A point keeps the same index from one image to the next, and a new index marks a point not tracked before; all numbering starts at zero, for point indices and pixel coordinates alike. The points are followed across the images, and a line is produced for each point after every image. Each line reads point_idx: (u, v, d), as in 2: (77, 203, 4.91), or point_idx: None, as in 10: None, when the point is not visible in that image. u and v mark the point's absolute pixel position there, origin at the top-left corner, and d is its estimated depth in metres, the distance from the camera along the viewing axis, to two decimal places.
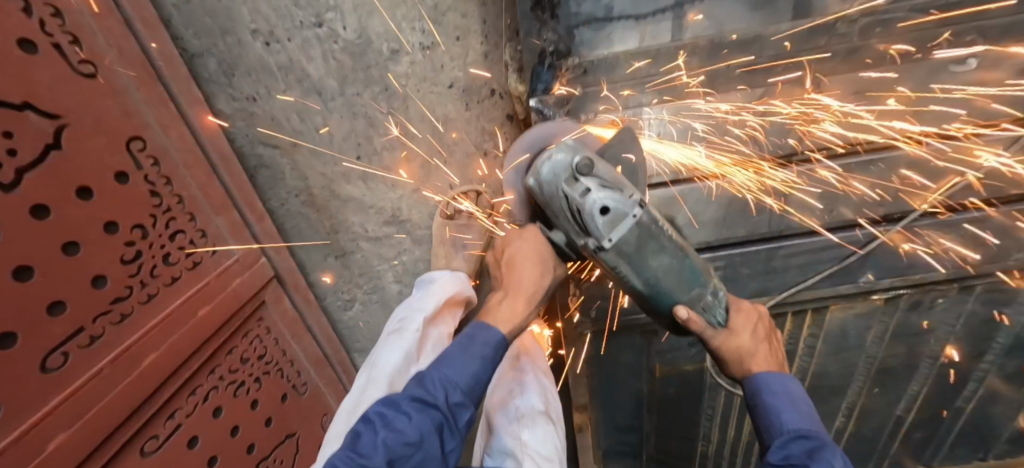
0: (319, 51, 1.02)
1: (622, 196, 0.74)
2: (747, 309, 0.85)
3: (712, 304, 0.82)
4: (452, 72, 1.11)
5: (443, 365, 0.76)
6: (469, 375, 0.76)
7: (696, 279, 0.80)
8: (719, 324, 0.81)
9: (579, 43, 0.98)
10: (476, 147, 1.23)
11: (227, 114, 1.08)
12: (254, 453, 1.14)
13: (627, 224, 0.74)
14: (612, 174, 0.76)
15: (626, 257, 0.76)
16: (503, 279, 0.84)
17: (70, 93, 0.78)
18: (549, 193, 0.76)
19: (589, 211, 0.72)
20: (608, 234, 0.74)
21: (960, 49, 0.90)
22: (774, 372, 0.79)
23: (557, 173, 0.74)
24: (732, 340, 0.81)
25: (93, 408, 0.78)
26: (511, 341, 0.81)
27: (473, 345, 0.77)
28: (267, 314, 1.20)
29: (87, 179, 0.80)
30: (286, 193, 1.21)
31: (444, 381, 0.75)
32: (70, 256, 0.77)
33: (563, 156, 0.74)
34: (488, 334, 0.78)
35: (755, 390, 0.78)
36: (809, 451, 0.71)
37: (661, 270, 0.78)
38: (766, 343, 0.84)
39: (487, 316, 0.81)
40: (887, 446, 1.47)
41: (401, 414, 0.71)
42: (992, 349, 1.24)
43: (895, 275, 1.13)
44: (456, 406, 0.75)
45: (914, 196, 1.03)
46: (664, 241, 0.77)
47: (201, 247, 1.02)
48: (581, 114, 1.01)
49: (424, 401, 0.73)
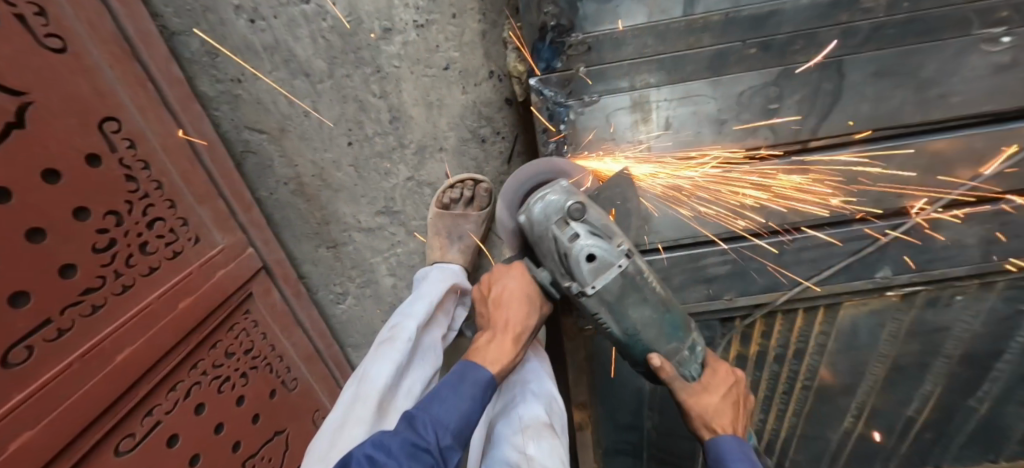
0: (307, 30, 0.96)
1: (609, 245, 0.75)
2: (721, 371, 0.90)
3: (688, 359, 0.86)
4: (447, 53, 1.02)
5: (434, 406, 0.78)
6: (458, 415, 0.78)
7: (675, 332, 0.83)
8: (691, 378, 0.86)
9: (583, 17, 0.88)
10: (471, 133, 1.13)
11: (212, 97, 1.04)
12: (240, 451, 1.09)
13: (612, 274, 0.75)
14: (602, 221, 0.77)
15: (608, 304, 0.78)
16: (490, 316, 0.87)
17: (34, 68, 0.72)
18: (539, 233, 0.77)
19: (576, 257, 0.75)
20: (592, 281, 0.75)
21: (993, 27, 0.84)
22: (735, 438, 0.86)
23: (548, 215, 0.76)
24: (702, 396, 0.85)
25: (61, 406, 0.73)
26: (499, 380, 0.85)
27: (461, 386, 0.80)
28: (254, 307, 1.15)
29: (54, 161, 0.75)
30: (275, 181, 1.17)
31: (435, 423, 0.77)
32: (36, 243, 0.72)
33: (556, 199, 0.76)
34: (478, 373, 0.82)
35: (718, 454, 0.84)
36: None
37: (641, 321, 0.79)
38: (734, 407, 0.88)
39: (476, 357, 0.84)
40: (897, 447, 1.42)
41: (394, 459, 0.70)
42: (1010, 348, 1.19)
43: (914, 270, 1.07)
44: (447, 449, 0.76)
45: (924, 193, 0.99)
46: (647, 292, 0.79)
47: (183, 235, 0.97)
48: (583, 95, 0.96)
49: (416, 444, 0.73)
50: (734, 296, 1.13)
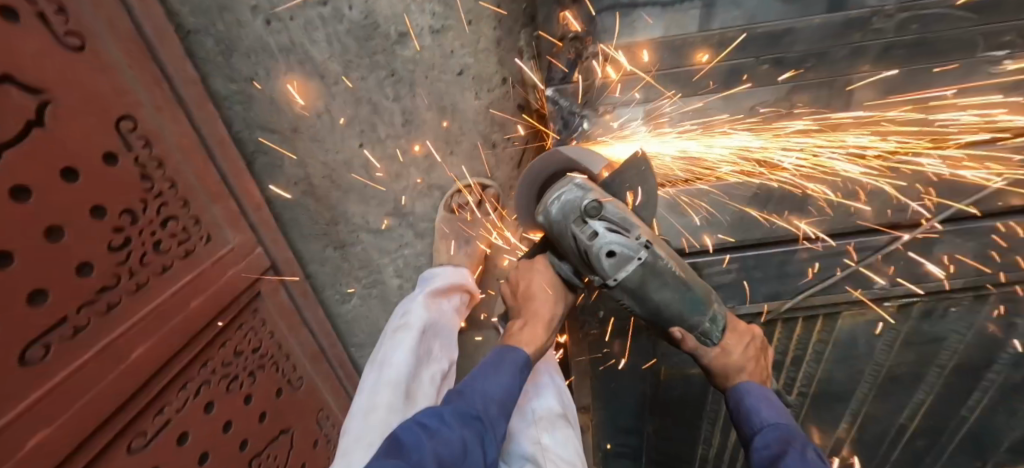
0: (323, 33, 0.97)
1: (628, 239, 0.76)
2: (741, 329, 0.89)
3: (711, 329, 0.84)
4: (462, 59, 1.03)
5: (479, 380, 0.78)
6: (503, 386, 0.78)
7: (699, 308, 0.82)
8: (712, 345, 0.85)
9: (602, 30, 0.94)
10: (483, 138, 1.15)
11: (225, 96, 1.04)
12: (247, 450, 1.09)
13: (633, 266, 0.76)
14: (621, 214, 0.77)
15: (631, 292, 0.80)
16: (520, 308, 0.88)
17: (54, 67, 0.72)
18: (559, 231, 0.79)
19: (596, 254, 0.76)
20: (614, 274, 0.77)
21: (996, 50, 0.89)
22: (756, 383, 0.86)
23: (566, 214, 0.76)
24: (722, 358, 0.86)
25: (73, 407, 0.73)
26: (534, 362, 0.85)
27: (504, 363, 0.81)
28: (262, 306, 1.16)
29: (73, 161, 0.75)
30: (285, 181, 1.17)
31: (483, 395, 0.76)
32: (54, 242, 0.72)
33: (571, 198, 0.76)
34: (515, 355, 0.82)
35: (737, 395, 0.85)
36: (786, 440, 0.75)
37: (663, 302, 0.80)
38: (754, 361, 0.88)
39: (510, 341, 0.85)
40: (888, 453, 1.45)
41: (446, 424, 0.69)
42: (1001, 359, 1.21)
43: (910, 283, 1.10)
44: (495, 418, 0.75)
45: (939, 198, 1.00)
46: (669, 277, 0.79)
47: (195, 234, 0.97)
48: (598, 106, 1.00)
49: (468, 412, 0.72)
50: (739, 305, 1.14)
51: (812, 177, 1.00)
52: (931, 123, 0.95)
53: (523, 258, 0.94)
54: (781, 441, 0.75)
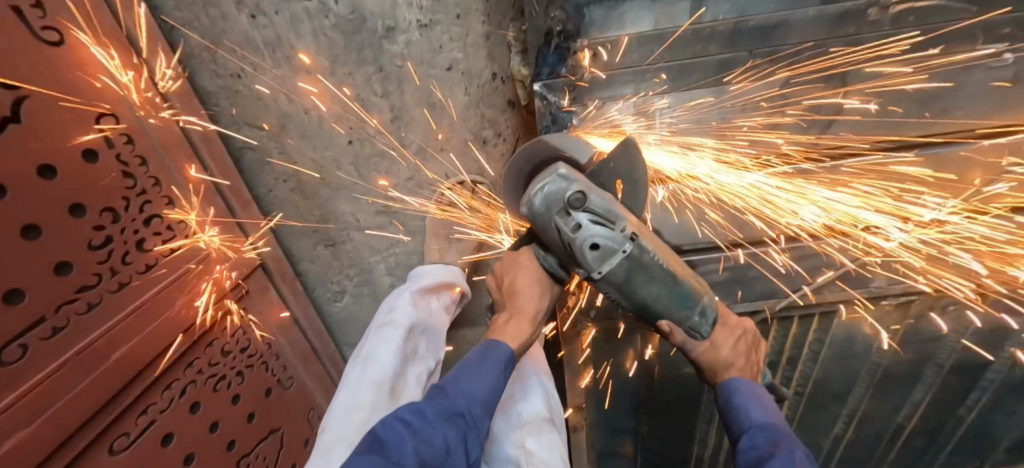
0: (309, 27, 0.95)
1: (613, 231, 0.74)
2: (732, 323, 0.87)
3: (699, 324, 0.83)
4: (450, 54, 1.04)
5: (463, 377, 0.75)
6: (488, 385, 0.76)
7: (688, 302, 0.81)
8: (701, 338, 0.84)
9: (590, 23, 0.94)
10: (474, 135, 1.15)
11: (212, 92, 1.02)
12: (235, 450, 1.09)
13: (617, 259, 0.75)
14: (605, 205, 0.75)
15: (615, 286, 0.79)
16: (505, 302, 0.86)
17: (30, 62, 0.70)
18: (542, 223, 0.77)
19: (579, 247, 0.74)
20: (597, 267, 0.76)
21: (996, 43, 0.87)
22: (745, 379, 0.84)
23: (549, 206, 0.74)
24: (711, 352, 0.85)
25: (52, 408, 0.71)
26: (518, 359, 0.82)
27: (487, 362, 0.77)
28: (250, 305, 1.15)
29: (51, 157, 0.73)
30: (274, 179, 1.15)
31: (466, 395, 0.74)
32: (32, 240, 0.71)
33: (555, 190, 0.73)
34: (498, 352, 0.78)
35: (725, 392, 0.83)
36: (773, 439, 0.73)
37: (650, 296, 0.79)
38: (745, 356, 0.87)
39: (494, 336, 0.81)
40: (885, 453, 1.43)
41: (429, 423, 0.68)
42: (1000, 359, 1.19)
43: (908, 283, 1.08)
44: (479, 417, 0.75)
45: (938, 196, 0.97)
46: (655, 270, 0.77)
47: (180, 232, 0.96)
48: (587, 102, 0.99)
49: (452, 410, 0.72)
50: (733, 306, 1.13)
51: (803, 172, 0.98)
52: (930, 121, 0.93)
53: (510, 250, 0.92)
54: (768, 441, 0.73)
